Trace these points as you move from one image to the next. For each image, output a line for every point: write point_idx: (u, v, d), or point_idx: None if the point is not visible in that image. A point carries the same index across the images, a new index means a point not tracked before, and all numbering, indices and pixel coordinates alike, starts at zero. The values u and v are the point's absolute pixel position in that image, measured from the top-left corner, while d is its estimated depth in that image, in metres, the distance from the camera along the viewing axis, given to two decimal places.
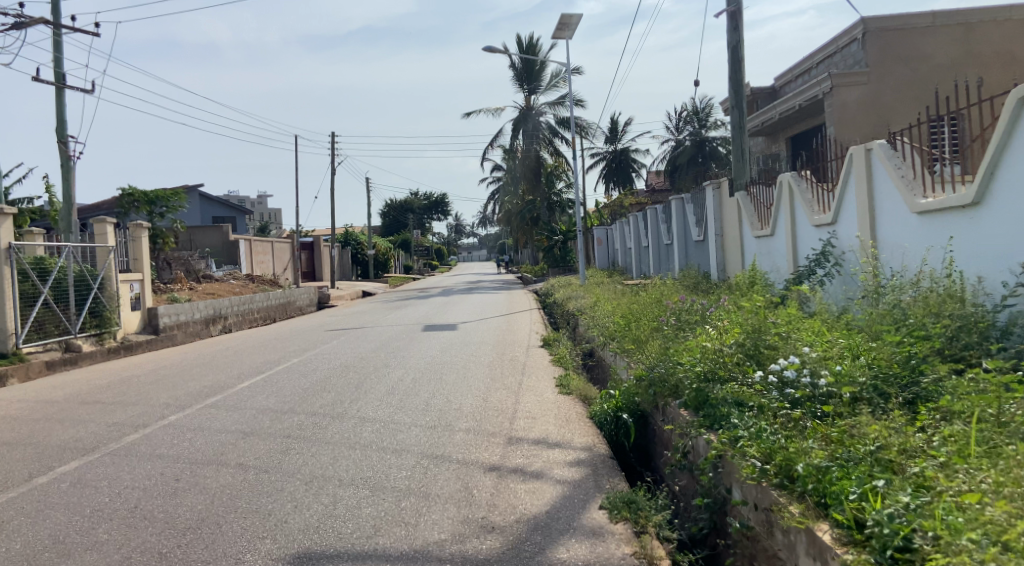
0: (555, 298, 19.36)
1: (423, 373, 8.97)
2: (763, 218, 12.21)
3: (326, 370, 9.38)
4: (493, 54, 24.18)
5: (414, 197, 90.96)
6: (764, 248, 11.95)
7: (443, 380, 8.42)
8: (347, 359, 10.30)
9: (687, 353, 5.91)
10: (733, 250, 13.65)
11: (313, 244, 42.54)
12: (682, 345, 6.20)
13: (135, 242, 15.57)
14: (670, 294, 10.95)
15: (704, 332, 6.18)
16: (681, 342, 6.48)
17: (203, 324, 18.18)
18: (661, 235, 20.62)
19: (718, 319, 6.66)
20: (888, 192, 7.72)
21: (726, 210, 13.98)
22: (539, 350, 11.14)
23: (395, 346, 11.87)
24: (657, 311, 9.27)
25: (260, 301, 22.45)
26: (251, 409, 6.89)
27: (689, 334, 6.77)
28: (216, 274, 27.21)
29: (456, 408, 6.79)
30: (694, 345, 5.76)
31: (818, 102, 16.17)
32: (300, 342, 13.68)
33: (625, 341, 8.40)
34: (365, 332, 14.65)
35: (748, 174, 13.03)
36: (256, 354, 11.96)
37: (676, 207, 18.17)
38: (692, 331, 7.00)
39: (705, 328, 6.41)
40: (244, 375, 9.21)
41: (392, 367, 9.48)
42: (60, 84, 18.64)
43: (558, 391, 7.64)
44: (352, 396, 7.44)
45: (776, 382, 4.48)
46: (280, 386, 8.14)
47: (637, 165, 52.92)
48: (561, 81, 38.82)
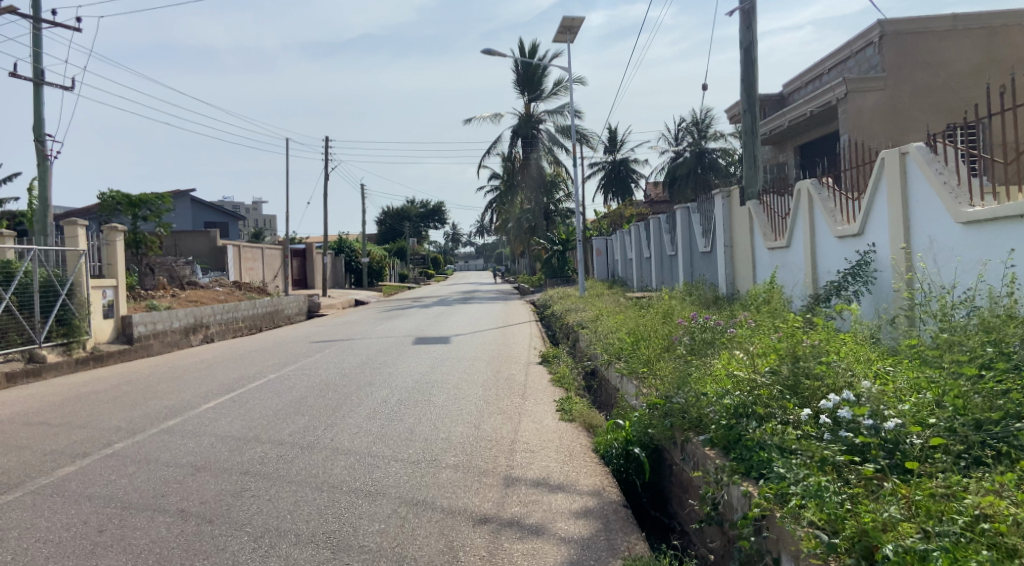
0: (553, 310, 18.54)
1: (410, 393, 8.14)
2: (777, 229, 11.48)
3: (303, 388, 8.56)
4: (491, 58, 23.51)
5: (410, 205, 90.16)
6: (779, 260, 11.19)
7: (432, 402, 7.60)
8: (329, 376, 9.47)
9: (713, 381, 5.11)
10: (744, 262, 12.88)
11: (305, 251, 41.72)
12: (706, 370, 5.43)
13: (109, 246, 14.89)
14: (680, 310, 10.16)
15: (730, 356, 5.41)
16: (702, 366, 5.69)
17: (182, 333, 17.31)
18: (664, 246, 19.83)
19: (744, 341, 5.88)
20: (927, 199, 6.99)
21: (736, 219, 13.23)
22: (537, 368, 10.34)
23: (381, 361, 11.06)
24: (668, 328, 8.50)
25: (245, 310, 21.60)
26: (210, 436, 6.07)
27: (712, 356, 5.99)
28: (202, 281, 26.37)
29: (444, 438, 5.98)
30: (723, 372, 4.97)
31: (830, 108, 15.54)
32: (282, 355, 12.83)
33: (633, 361, 7.60)
34: (351, 345, 13.82)
35: (761, 182, 12.34)
36: (232, 368, 11.12)
37: (681, 217, 17.44)
38: (712, 354, 6.22)
39: (731, 351, 5.63)
40: (211, 393, 8.37)
41: (377, 386, 8.65)
42: (39, 80, 17.81)
43: (560, 417, 6.83)
44: (328, 422, 6.61)
45: (830, 423, 3.69)
46: (249, 408, 7.31)
47: (636, 175, 52.29)
48: (562, 89, 38.22)
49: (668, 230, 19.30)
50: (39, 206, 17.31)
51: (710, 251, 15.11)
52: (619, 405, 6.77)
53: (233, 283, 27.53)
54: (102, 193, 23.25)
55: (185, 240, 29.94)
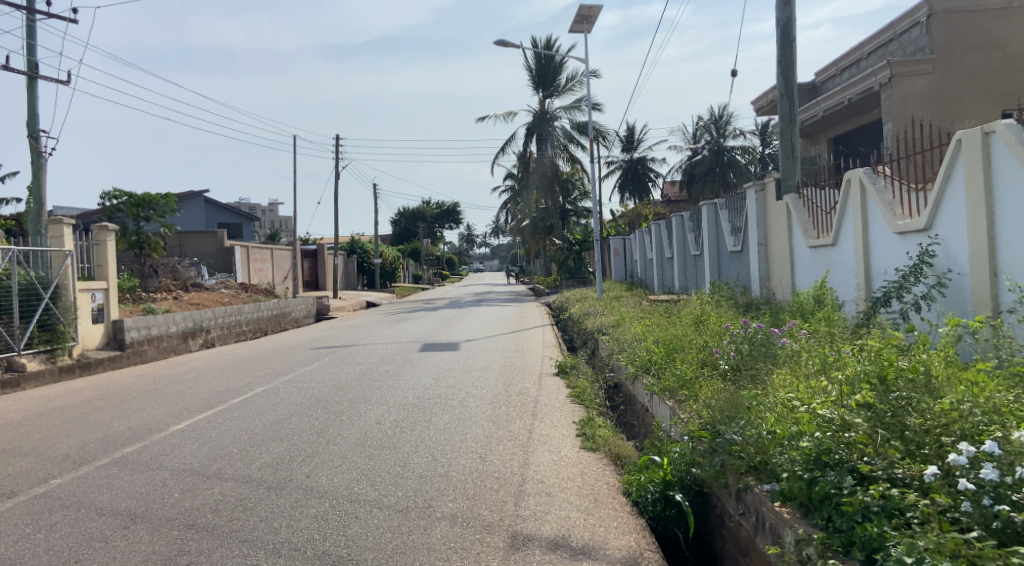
0: (570, 313, 17.43)
1: (410, 413, 7.11)
2: (821, 225, 10.35)
3: (289, 406, 7.56)
4: (505, 48, 22.49)
5: (425, 206, 89.39)
6: (823, 260, 10.06)
7: (433, 425, 6.59)
8: (322, 390, 8.48)
9: (779, 413, 4.05)
10: (781, 263, 11.71)
11: (317, 252, 40.99)
12: (767, 399, 4.38)
13: (99, 246, 14.20)
14: (718, 316, 9.03)
15: (799, 386, 4.36)
16: (761, 393, 4.63)
17: (180, 338, 16.49)
18: (688, 246, 18.69)
19: (813, 364, 4.79)
20: (1017, 186, 5.87)
21: (771, 215, 12.06)
22: (553, 380, 9.29)
23: (382, 372, 10.06)
24: (706, 338, 7.43)
25: (249, 312, 20.77)
26: (165, 470, 5.10)
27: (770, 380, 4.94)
28: (208, 282, 25.68)
29: (441, 474, 4.96)
30: (796, 406, 3.91)
31: (871, 95, 14.39)
32: (278, 363, 11.87)
33: (668, 376, 6.52)
34: (354, 351, 12.85)
35: (799, 174, 11.23)
36: (220, 378, 10.16)
37: (707, 214, 16.29)
38: (769, 375, 5.15)
39: (797, 378, 4.58)
40: (186, 411, 7.40)
41: (374, 403, 7.64)
42: (32, 73, 17.16)
43: (580, 446, 5.78)
44: (309, 451, 5.61)
45: (971, 490, 2.64)
46: (222, 432, 6.33)
47: (653, 174, 51.01)
48: (578, 84, 37.20)
49: (693, 229, 18.15)
50: (33, 205, 16.60)
51: (740, 251, 13.98)
52: (652, 432, 5.70)
53: (239, 285, 26.75)
54: (103, 193, 22.65)
55: (192, 241, 29.23)
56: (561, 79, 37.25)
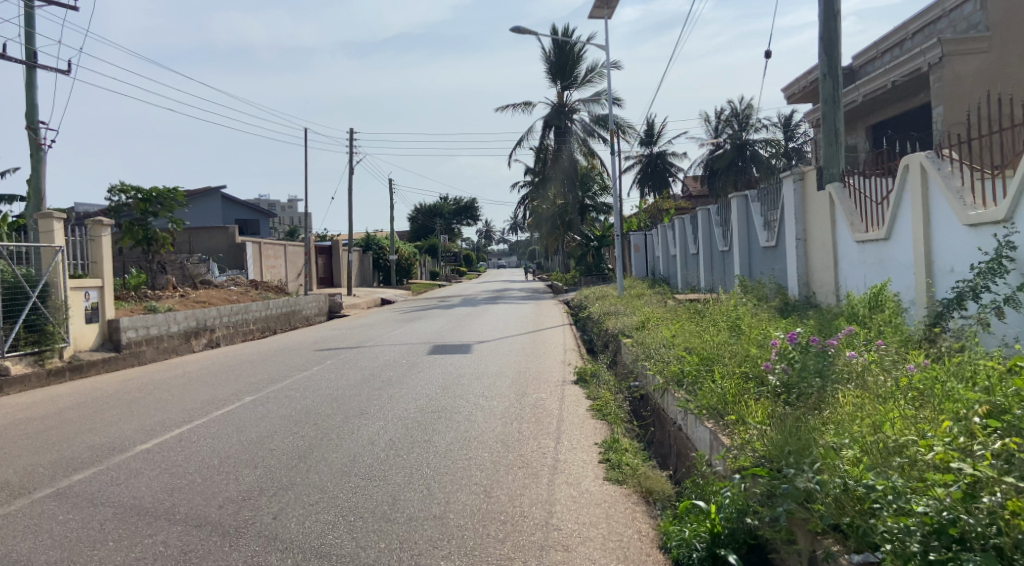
0: (590, 312, 16.48)
1: (408, 431, 6.23)
2: (873, 219, 9.32)
3: (275, 420, 6.73)
4: (521, 34, 21.55)
5: (441, 201, 88.70)
6: (874, 257, 9.02)
7: (435, 446, 5.71)
8: (315, 402, 7.64)
9: (869, 461, 3.08)
10: (823, 258, 10.65)
11: (331, 248, 40.42)
12: (847, 436, 3.46)
13: (94, 242, 13.55)
14: (757, 320, 8.01)
15: (893, 420, 3.40)
16: (839, 428, 3.66)
17: (181, 338, 15.84)
18: (715, 241, 17.68)
19: (910, 401, 3.81)
20: None
21: (811, 206, 11.01)
22: (571, 390, 8.39)
23: (385, 378, 9.19)
24: (748, 348, 6.46)
25: (257, 311, 20.06)
26: (108, 508, 4.28)
27: (846, 413, 4.00)
28: (217, 280, 25.12)
29: (437, 518, 4.05)
30: (900, 456, 2.93)
31: (918, 77, 13.29)
32: (277, 367, 11.07)
33: (710, 393, 5.58)
34: (359, 354, 12.02)
35: (844, 162, 10.18)
36: (211, 384, 9.40)
37: (737, 207, 15.23)
38: (844, 404, 4.20)
39: (883, 412, 3.65)
40: (158, 426, 6.59)
41: (369, 418, 6.77)
42: (31, 62, 16.62)
43: (605, 478, 4.85)
44: (286, 482, 4.74)
45: None
46: (191, 454, 5.52)
47: (674, 169, 49.73)
48: (596, 75, 36.12)
49: (721, 223, 17.11)
50: (31, 200, 16.09)
51: (775, 246, 12.93)
52: (693, 465, 4.76)
53: (250, 282, 26.16)
54: (110, 188, 22.24)
55: (202, 238, 28.67)
56: (579, 71, 36.19)
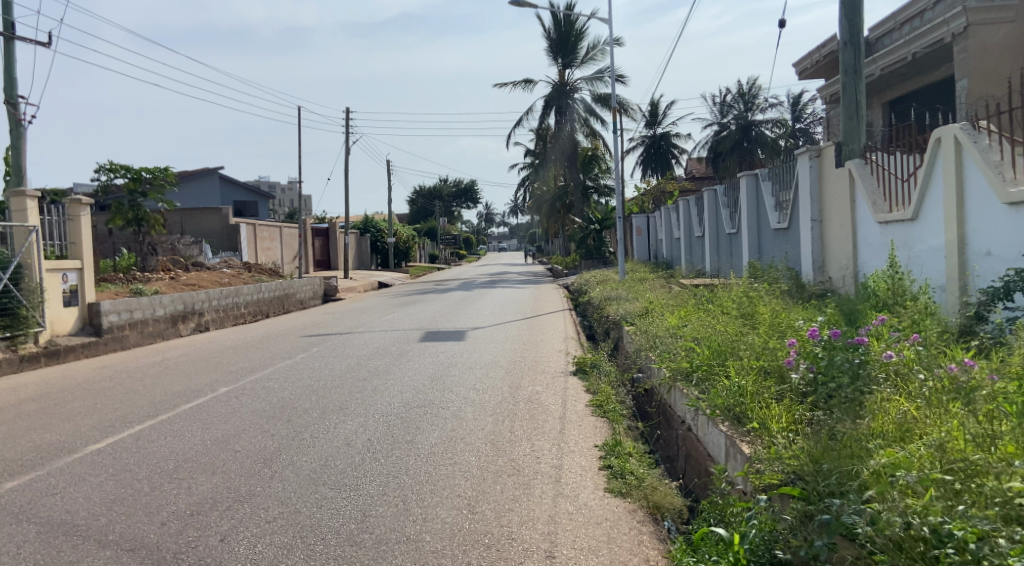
0: (591, 296, 15.88)
1: (390, 429, 5.66)
2: (898, 200, 8.68)
3: (246, 416, 6.16)
4: (521, 8, 20.74)
5: (442, 183, 87.86)
6: (899, 240, 8.38)
7: (419, 448, 5.14)
8: (293, 394, 7.06)
9: (941, 498, 2.47)
10: (841, 241, 10.04)
11: (329, 230, 39.78)
12: (904, 461, 2.86)
13: (72, 221, 12.94)
14: (773, 308, 7.40)
15: (965, 447, 2.79)
16: (895, 451, 3.06)
17: (167, 322, 15.28)
18: (722, 223, 17.07)
19: (978, 419, 3.20)
20: None
21: (828, 185, 10.37)
22: (571, 381, 7.83)
23: (373, 368, 8.62)
24: (768, 339, 5.87)
25: (249, 294, 19.50)
26: (33, 527, 3.71)
27: (895, 426, 3.41)
28: (209, 261, 24.53)
29: (411, 542, 3.46)
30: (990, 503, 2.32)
31: (941, 49, 12.61)
32: (261, 354, 10.49)
33: (727, 391, 4.98)
34: (348, 341, 11.46)
35: (864, 138, 9.52)
36: (187, 373, 8.83)
37: (746, 187, 14.57)
38: (891, 416, 3.60)
39: (946, 430, 3.05)
40: (116, 422, 6.03)
41: (349, 414, 6.20)
42: (9, 34, 15.90)
43: (608, 488, 4.28)
44: (244, 494, 4.15)
45: None
46: (146, 457, 4.95)
47: (677, 150, 48.84)
48: (599, 53, 35.20)
49: (729, 204, 16.47)
50: (11, 177, 15.46)
51: (787, 228, 12.31)
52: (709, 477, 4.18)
53: (244, 264, 25.58)
54: (98, 166, 21.60)
55: (195, 219, 28.04)
56: (581, 49, 35.27)
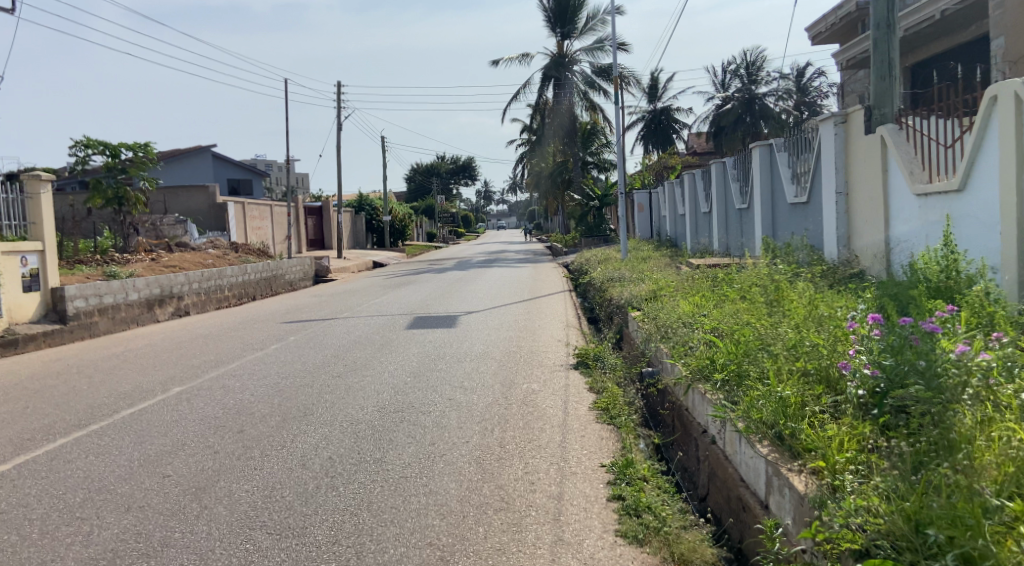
0: (592, 277, 14.91)
1: (359, 444, 4.78)
2: (940, 169, 7.72)
3: (192, 425, 5.28)
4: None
5: (440, 160, 86.21)
6: (942, 215, 7.41)
7: (389, 470, 4.25)
8: (252, 396, 6.15)
9: None
10: (870, 216, 9.08)
11: (322, 209, 38.70)
12: None
13: (32, 200, 11.99)
14: (803, 292, 6.47)
15: None
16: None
17: (142, 306, 14.36)
18: (731, 198, 16.06)
19: None
20: None
21: (855, 153, 9.37)
22: (572, 376, 6.95)
23: (351, 361, 7.73)
24: (804, 331, 4.95)
25: (232, 276, 18.54)
26: None
27: (1016, 473, 2.49)
28: (195, 242, 23.56)
29: None
30: None
31: (974, 5, 11.52)
32: (232, 344, 9.58)
33: (761, 400, 4.07)
34: (329, 328, 10.55)
35: (897, 101, 8.52)
36: (144, 367, 7.94)
37: (759, 158, 13.56)
38: (1003, 449, 2.67)
39: None
40: (38, 435, 5.14)
41: (312, 423, 5.30)
42: None
43: (619, 529, 3.40)
44: (156, 543, 3.26)
45: None
46: (54, 485, 4.05)
47: (679, 125, 47.56)
48: (599, 23, 33.85)
49: (740, 177, 15.43)
50: None
51: (806, 202, 11.35)
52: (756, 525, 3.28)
53: (231, 244, 24.58)
54: (74, 141, 20.49)
55: (180, 197, 26.98)
56: (580, 19, 33.91)
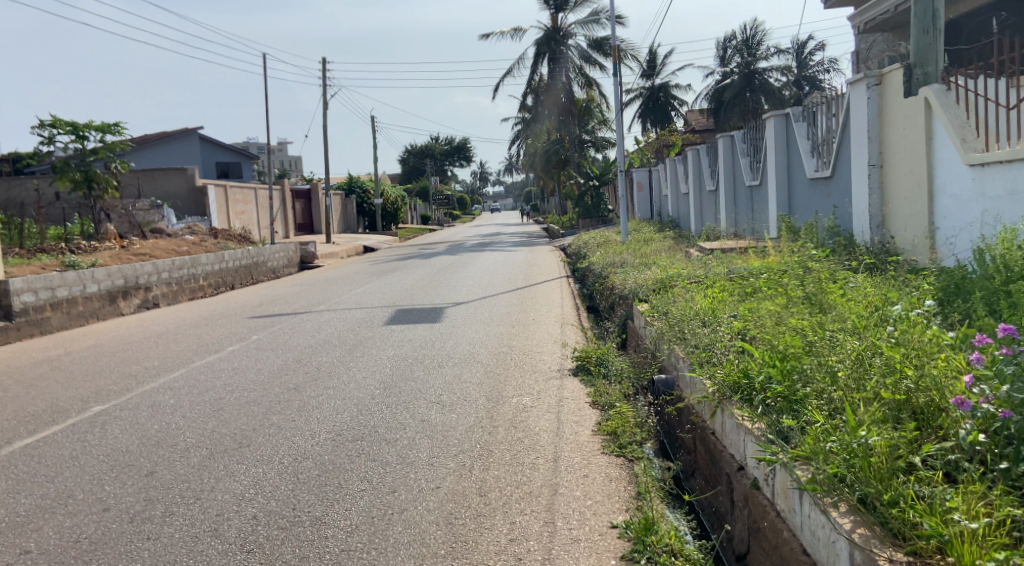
0: (592, 262, 13.77)
1: (295, 493, 3.68)
2: (999, 135, 6.58)
3: (95, 464, 4.19)
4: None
5: (434, 141, 84.42)
6: (1004, 188, 6.30)
7: (324, 539, 3.15)
8: (181, 419, 5.05)
9: None
10: (910, 191, 7.95)
11: (311, 192, 37.41)
12: None
13: None
14: (848, 287, 5.36)
15: None
16: None
17: (103, 299, 13.22)
18: (740, 174, 14.91)
19: None
20: None
21: (892, 120, 8.20)
22: (571, 386, 5.86)
23: (312, 367, 6.63)
24: (872, 342, 3.83)
25: (208, 264, 17.33)
26: None
27: None
28: (171, 228, 22.32)
29: None
30: None
31: None
32: (187, 344, 8.48)
33: (832, 444, 2.97)
34: (300, 324, 9.44)
35: (941, 60, 7.35)
36: (74, 375, 6.83)
37: (771, 130, 12.38)
38: None
39: None
40: None
41: (246, 459, 4.21)
42: None
43: None
44: None
45: None
46: None
47: (677, 101, 46.13)
48: None
49: (751, 152, 14.26)
50: None
51: (829, 177, 10.20)
52: None
53: (210, 229, 23.38)
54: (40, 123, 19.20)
55: (158, 180, 25.71)
56: None
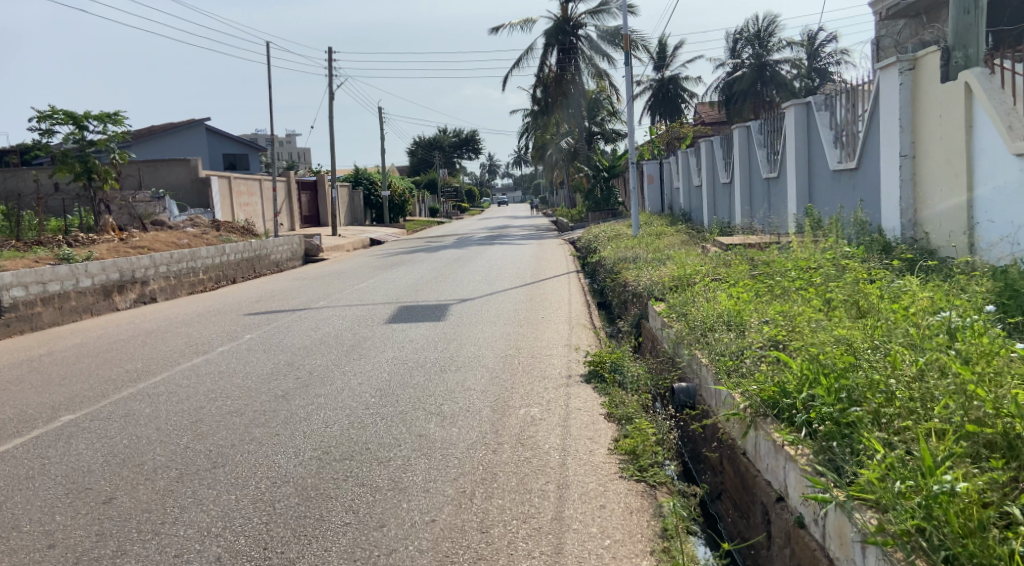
0: (602, 256, 13.28)
1: (268, 527, 3.21)
2: None
3: (49, 487, 3.74)
4: None
5: (442, 133, 83.86)
6: None
7: None
8: (155, 432, 4.59)
9: None
10: (948, 183, 7.38)
11: (317, 184, 37.00)
12: None
13: None
14: (890, 291, 4.82)
15: None
16: None
17: (98, 293, 12.83)
18: (757, 166, 14.34)
19: None
20: None
21: (928, 106, 7.62)
22: (582, 394, 5.37)
23: (304, 371, 6.18)
24: (933, 358, 3.31)
25: (208, 258, 16.92)
26: None
27: None
28: (173, 220, 21.95)
29: None
30: None
31: None
32: (176, 343, 8.05)
33: (902, 484, 2.45)
34: (297, 322, 9.00)
35: (981, 43, 6.79)
36: (52, 377, 6.41)
37: (791, 119, 11.77)
38: None
39: None
40: None
41: (219, 482, 3.75)
42: None
43: None
44: None
45: None
46: None
47: (687, 93, 45.38)
48: None
49: (768, 143, 13.67)
50: None
51: (854, 168, 9.62)
52: None
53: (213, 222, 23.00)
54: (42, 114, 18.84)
55: (161, 172, 25.34)
56: None
